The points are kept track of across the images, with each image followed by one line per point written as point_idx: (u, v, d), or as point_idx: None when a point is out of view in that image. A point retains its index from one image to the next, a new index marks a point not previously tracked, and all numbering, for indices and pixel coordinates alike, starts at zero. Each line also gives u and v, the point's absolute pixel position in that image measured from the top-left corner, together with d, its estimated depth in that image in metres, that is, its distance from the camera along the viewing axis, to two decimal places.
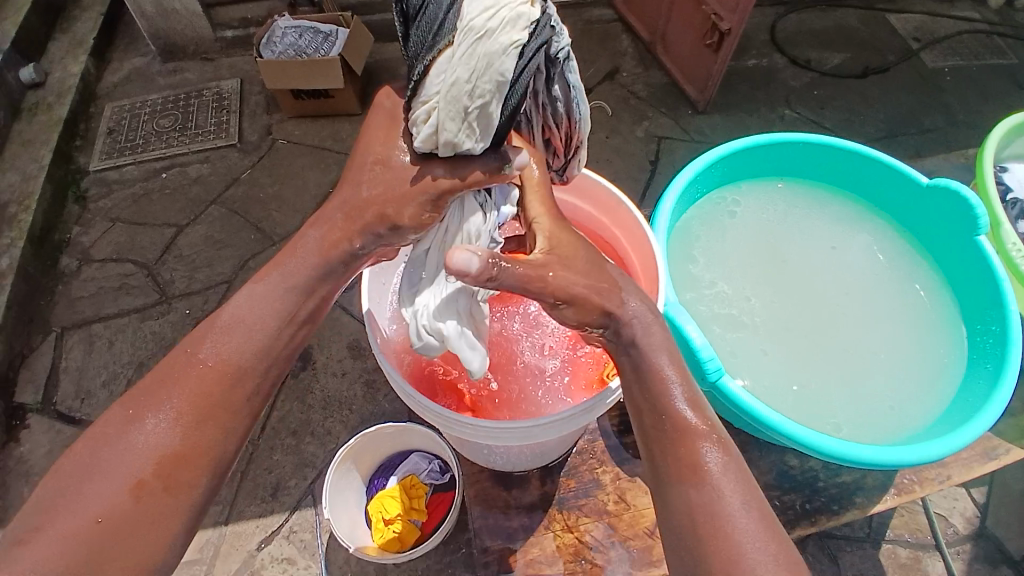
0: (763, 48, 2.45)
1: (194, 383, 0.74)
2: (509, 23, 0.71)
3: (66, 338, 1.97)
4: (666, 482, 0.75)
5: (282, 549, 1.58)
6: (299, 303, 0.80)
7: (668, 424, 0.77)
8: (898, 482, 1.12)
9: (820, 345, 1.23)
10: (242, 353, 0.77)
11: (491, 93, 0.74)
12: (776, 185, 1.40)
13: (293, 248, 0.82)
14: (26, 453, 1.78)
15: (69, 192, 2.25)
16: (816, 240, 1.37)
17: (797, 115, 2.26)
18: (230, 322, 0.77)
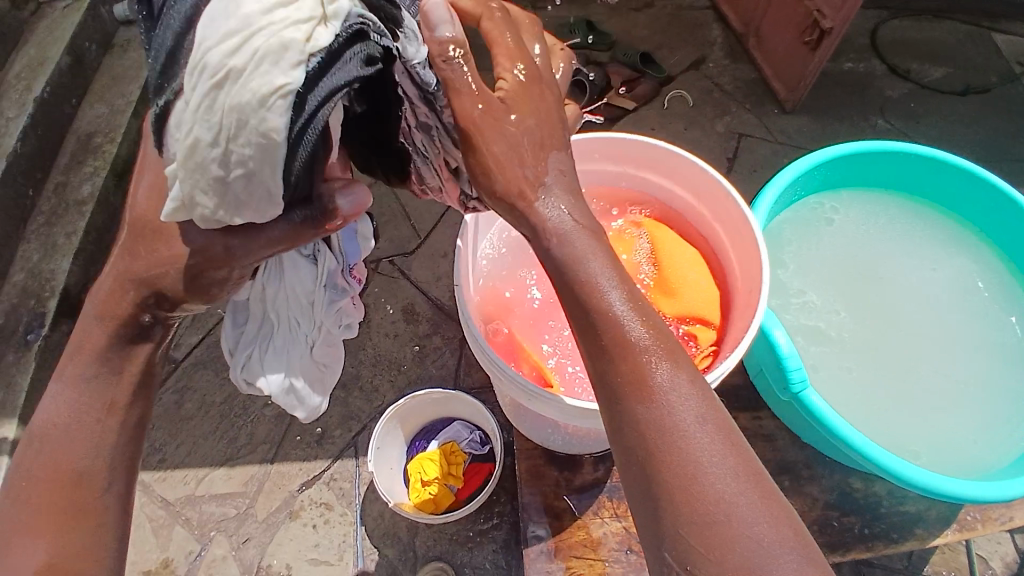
0: (861, 53, 2.33)
1: (41, 488, 0.77)
2: (266, 70, 0.56)
3: None
4: (621, 400, 0.72)
5: (321, 494, 1.63)
6: (111, 390, 0.80)
7: (608, 339, 0.73)
8: (961, 517, 1.07)
9: (904, 368, 1.18)
10: (81, 454, 0.78)
11: (252, 157, 0.59)
12: (880, 198, 1.34)
13: (78, 342, 0.80)
14: None
15: None
16: (913, 258, 1.30)
17: (889, 125, 2.16)
18: (63, 420, 0.78)
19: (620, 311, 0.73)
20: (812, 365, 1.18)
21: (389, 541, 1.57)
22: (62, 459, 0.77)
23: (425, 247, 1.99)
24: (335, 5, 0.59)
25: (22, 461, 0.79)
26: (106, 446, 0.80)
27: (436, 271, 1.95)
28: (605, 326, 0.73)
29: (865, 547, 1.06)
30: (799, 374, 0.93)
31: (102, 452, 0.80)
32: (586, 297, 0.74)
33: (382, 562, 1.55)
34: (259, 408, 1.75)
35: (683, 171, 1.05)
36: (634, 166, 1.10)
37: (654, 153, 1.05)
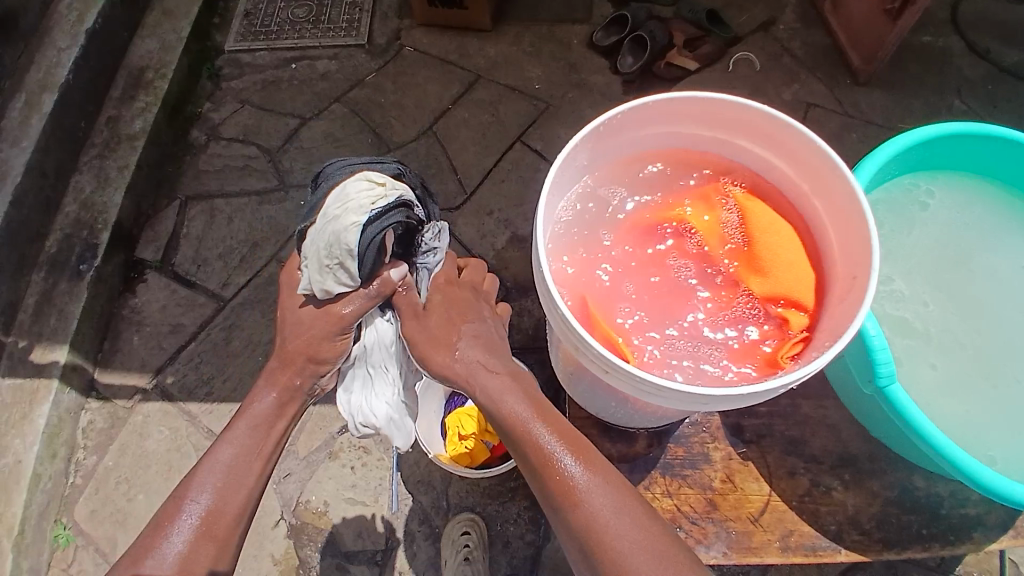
0: (943, 25, 2.18)
1: (187, 516, 0.87)
2: (353, 210, 0.92)
3: (188, 207, 2.09)
4: (558, 512, 0.83)
5: (360, 438, 1.66)
6: (261, 445, 0.93)
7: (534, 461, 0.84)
8: (1021, 525, 1.05)
9: (988, 368, 1.14)
10: (227, 499, 0.89)
11: (344, 259, 0.92)
12: (978, 184, 1.27)
13: (245, 407, 0.94)
14: (141, 304, 1.94)
15: (204, 67, 2.33)
16: (1005, 253, 1.25)
17: (967, 106, 2.04)
18: (218, 465, 0.90)
19: (537, 428, 0.86)
20: (894, 357, 1.14)
21: (424, 488, 1.60)
22: (211, 497, 0.88)
23: (471, 205, 1.98)
24: (395, 187, 0.95)
25: (180, 490, 0.89)
26: (251, 489, 0.91)
27: (481, 229, 1.94)
28: (529, 450, 0.85)
29: (921, 547, 1.04)
30: (886, 368, 0.89)
31: (241, 494, 0.90)
32: (508, 425, 0.87)
33: (416, 507, 1.59)
34: None
35: (787, 142, 0.99)
36: (733, 133, 1.05)
37: (759, 121, 0.99)
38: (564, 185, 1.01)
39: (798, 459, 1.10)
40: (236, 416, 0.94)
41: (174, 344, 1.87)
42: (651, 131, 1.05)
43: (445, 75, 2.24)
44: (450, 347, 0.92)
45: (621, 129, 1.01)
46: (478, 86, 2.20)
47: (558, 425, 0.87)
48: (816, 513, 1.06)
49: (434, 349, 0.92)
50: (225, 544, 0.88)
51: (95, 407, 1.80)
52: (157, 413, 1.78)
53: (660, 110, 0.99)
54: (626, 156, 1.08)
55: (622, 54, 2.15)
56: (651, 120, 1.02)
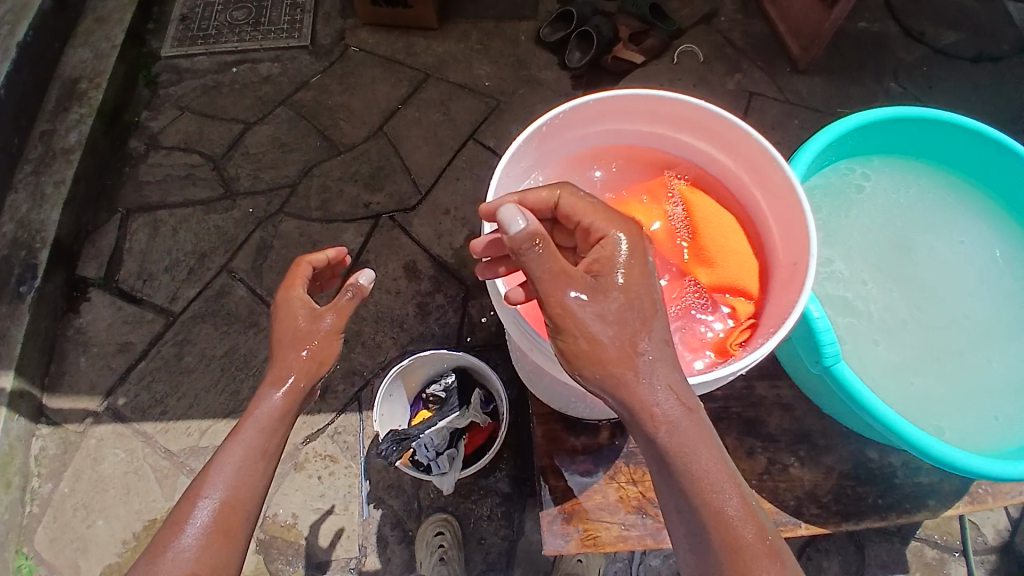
0: (877, 11, 2.25)
1: (202, 511, 0.84)
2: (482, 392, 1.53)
3: (130, 220, 2.01)
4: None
5: (326, 446, 1.63)
6: (269, 439, 0.92)
7: (707, 529, 0.76)
8: (973, 491, 1.09)
9: (929, 343, 1.19)
10: (240, 489, 0.87)
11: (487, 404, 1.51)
12: (912, 164, 1.31)
13: (254, 407, 0.94)
14: (87, 324, 1.86)
15: (140, 75, 2.25)
16: (942, 231, 1.30)
17: (902, 89, 2.11)
18: (224, 464, 0.88)
19: (730, 507, 0.76)
20: (839, 337, 1.18)
21: (394, 493, 1.58)
22: (224, 491, 0.86)
23: (427, 205, 1.96)
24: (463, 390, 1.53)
25: (191, 491, 0.87)
26: (261, 486, 0.89)
27: (438, 229, 1.92)
28: (703, 517, 0.76)
29: (879, 517, 1.08)
30: (831, 348, 0.92)
31: (250, 486, 0.88)
32: (685, 486, 0.77)
33: (387, 512, 1.57)
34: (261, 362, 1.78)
35: (725, 134, 1.00)
36: (673, 127, 1.06)
37: (696, 115, 1.01)
38: (510, 187, 1.01)
39: (756, 440, 1.12)
40: (245, 414, 0.94)
41: (124, 363, 1.80)
42: (593, 129, 1.05)
43: (393, 75, 2.21)
44: (634, 373, 0.76)
45: (562, 131, 1.01)
46: (427, 84, 2.19)
47: (740, 494, 0.77)
48: (776, 490, 1.09)
49: (615, 380, 0.76)
50: (239, 536, 0.86)
51: (46, 432, 1.72)
52: (111, 435, 1.72)
53: (599, 109, 1.00)
54: (572, 153, 1.09)
55: (570, 49, 2.16)
56: (592, 119, 1.03)
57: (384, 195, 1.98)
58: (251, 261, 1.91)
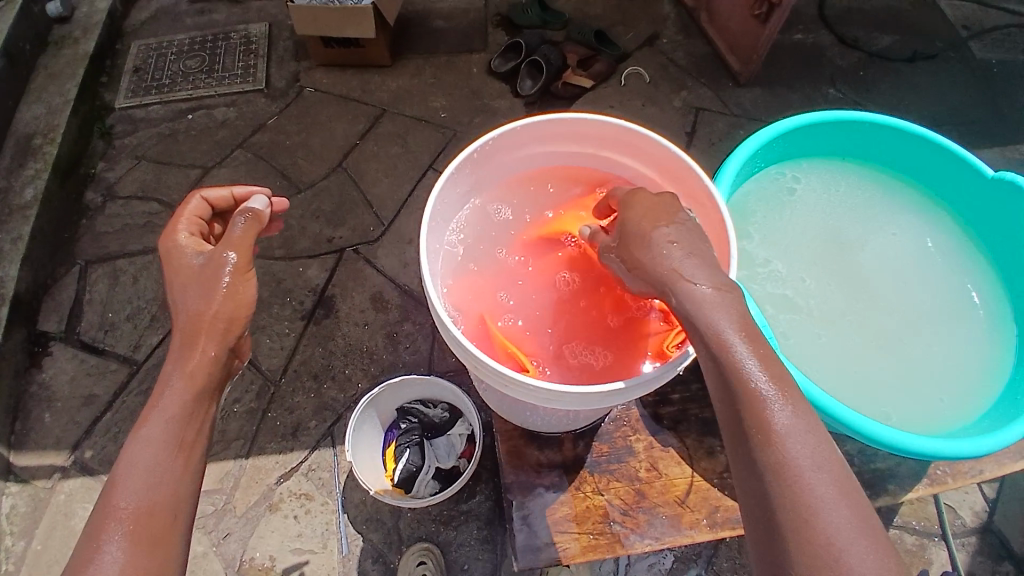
0: (810, 24, 2.37)
1: (118, 522, 0.75)
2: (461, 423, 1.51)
3: (90, 271, 1.99)
4: (785, 555, 0.67)
5: (300, 485, 1.61)
6: (183, 427, 0.83)
7: (775, 487, 0.69)
8: (932, 473, 1.12)
9: (871, 333, 1.24)
10: (153, 485, 0.78)
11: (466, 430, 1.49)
12: (837, 165, 1.38)
13: (158, 394, 0.84)
14: (49, 379, 1.82)
15: (95, 127, 2.25)
16: (875, 226, 1.35)
17: (839, 95, 2.21)
18: (133, 465, 0.78)
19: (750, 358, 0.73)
20: (782, 334, 1.22)
21: (373, 527, 1.56)
22: (139, 494, 0.77)
23: (391, 235, 1.98)
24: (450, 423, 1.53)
25: (100, 500, 0.77)
26: (181, 480, 0.80)
27: (403, 258, 1.93)
28: (774, 475, 0.70)
29: None
30: None
31: (169, 482, 0.79)
32: (761, 441, 0.71)
33: (367, 547, 1.54)
34: (230, 404, 1.71)
35: (646, 147, 1.03)
36: (600, 144, 1.08)
37: (616, 131, 1.03)
38: (446, 211, 1.04)
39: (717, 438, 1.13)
40: (153, 400, 0.84)
41: (89, 415, 1.76)
42: (524, 151, 1.09)
43: (350, 111, 2.25)
44: (710, 307, 0.74)
45: (491, 155, 1.04)
46: (383, 119, 2.22)
47: (823, 455, 0.71)
48: None
49: (699, 317, 0.74)
50: (172, 541, 0.77)
51: (14, 491, 1.67)
52: (79, 489, 1.66)
53: (527, 131, 1.03)
54: (507, 176, 1.13)
55: (521, 78, 2.22)
56: (522, 141, 1.06)
57: (347, 229, 2.00)
58: None
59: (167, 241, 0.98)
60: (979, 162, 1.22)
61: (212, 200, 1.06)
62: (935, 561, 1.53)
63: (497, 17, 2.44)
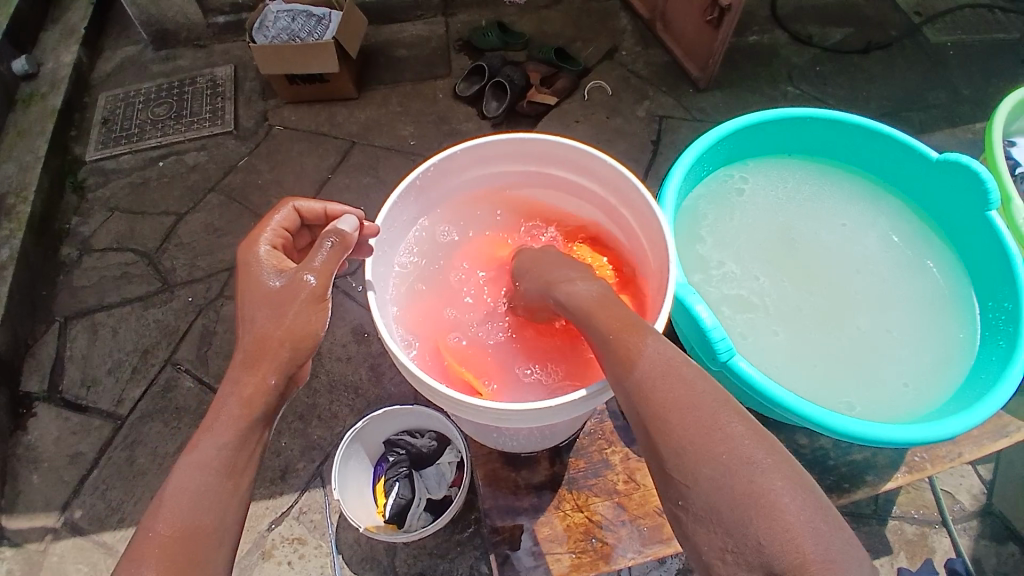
0: (765, 24, 2.41)
1: (157, 549, 0.71)
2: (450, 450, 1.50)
3: (69, 327, 1.97)
4: (677, 489, 0.66)
5: (293, 529, 1.59)
6: (238, 454, 0.78)
7: (650, 422, 0.69)
8: (909, 460, 1.11)
9: (829, 324, 1.25)
10: (198, 513, 0.73)
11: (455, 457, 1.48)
12: (784, 162, 1.40)
13: (212, 412, 0.80)
14: (35, 440, 1.80)
15: (67, 182, 2.25)
16: (826, 218, 1.37)
17: (800, 91, 2.24)
18: (178, 489, 0.74)
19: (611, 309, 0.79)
20: (741, 332, 1.23)
21: (369, 565, 1.54)
22: (183, 520, 0.73)
23: None
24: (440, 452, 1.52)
25: (141, 524, 0.73)
26: (228, 509, 0.75)
27: None
28: (652, 414, 0.70)
29: None
30: (724, 344, 0.96)
31: (216, 511, 0.74)
32: (632, 387, 0.72)
33: None
34: None
35: (585, 163, 1.04)
36: (541, 162, 1.09)
37: (555, 149, 1.05)
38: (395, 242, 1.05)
39: None
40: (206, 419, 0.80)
41: (76, 474, 1.73)
42: (467, 176, 1.10)
43: (319, 146, 2.25)
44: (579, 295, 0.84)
45: (431, 184, 1.06)
46: (353, 151, 2.23)
47: (693, 381, 0.71)
48: None
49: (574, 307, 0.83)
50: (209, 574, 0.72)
51: (7, 556, 1.64)
52: (72, 550, 1.63)
53: (465, 157, 1.05)
54: (455, 201, 1.14)
55: (486, 100, 2.24)
56: (464, 168, 1.07)
57: None
58: (195, 351, 1.88)
59: (250, 254, 0.91)
60: (920, 145, 1.24)
61: (306, 213, 1.00)
62: (939, 549, 1.52)
63: (459, 43, 2.47)
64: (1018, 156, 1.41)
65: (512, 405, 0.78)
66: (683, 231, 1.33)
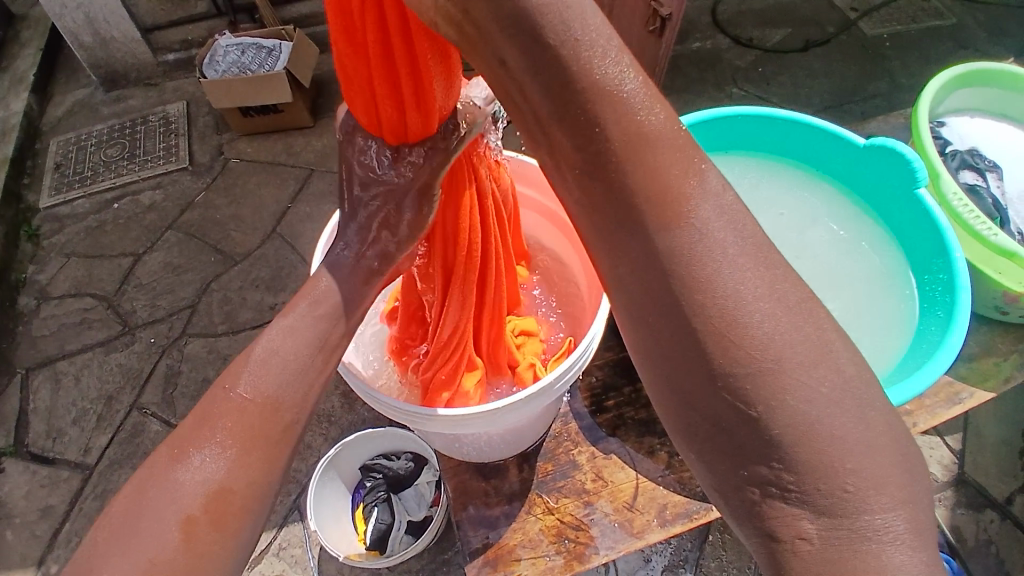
0: (707, 30, 2.48)
1: (239, 410, 0.66)
2: (428, 469, 1.48)
3: (31, 378, 1.92)
4: (734, 419, 0.46)
5: (273, 566, 1.56)
6: (327, 329, 0.73)
7: (703, 321, 0.45)
8: None
9: None
10: (281, 386, 0.68)
11: (435, 475, 1.46)
12: (723, 159, 1.44)
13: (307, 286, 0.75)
14: (4, 496, 1.74)
15: (21, 231, 2.20)
16: (764, 207, 1.41)
17: (745, 91, 2.31)
18: (267, 351, 0.69)
19: (632, 86, 0.45)
20: None
21: None
22: (266, 386, 0.67)
23: None
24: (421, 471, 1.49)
25: (219, 383, 0.68)
26: (313, 383, 0.70)
27: None
28: (717, 318, 0.45)
29: None
30: None
31: (301, 387, 0.69)
32: (683, 266, 0.45)
33: None
34: None
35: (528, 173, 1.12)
36: None
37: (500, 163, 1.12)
38: None
39: (654, 437, 1.12)
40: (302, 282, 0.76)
41: (48, 528, 1.68)
42: None
43: (278, 176, 2.24)
44: (597, 62, 0.44)
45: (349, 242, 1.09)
46: (312, 179, 2.22)
47: (762, 258, 0.46)
48: (682, 482, 1.07)
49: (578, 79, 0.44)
50: (281, 452, 0.67)
51: None
52: None
53: None
54: None
55: None
56: None
57: (288, 293, 1.97)
58: (161, 393, 1.84)
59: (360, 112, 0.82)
60: (847, 133, 1.30)
61: None
62: None
63: None
64: (947, 135, 1.48)
65: (457, 411, 0.85)
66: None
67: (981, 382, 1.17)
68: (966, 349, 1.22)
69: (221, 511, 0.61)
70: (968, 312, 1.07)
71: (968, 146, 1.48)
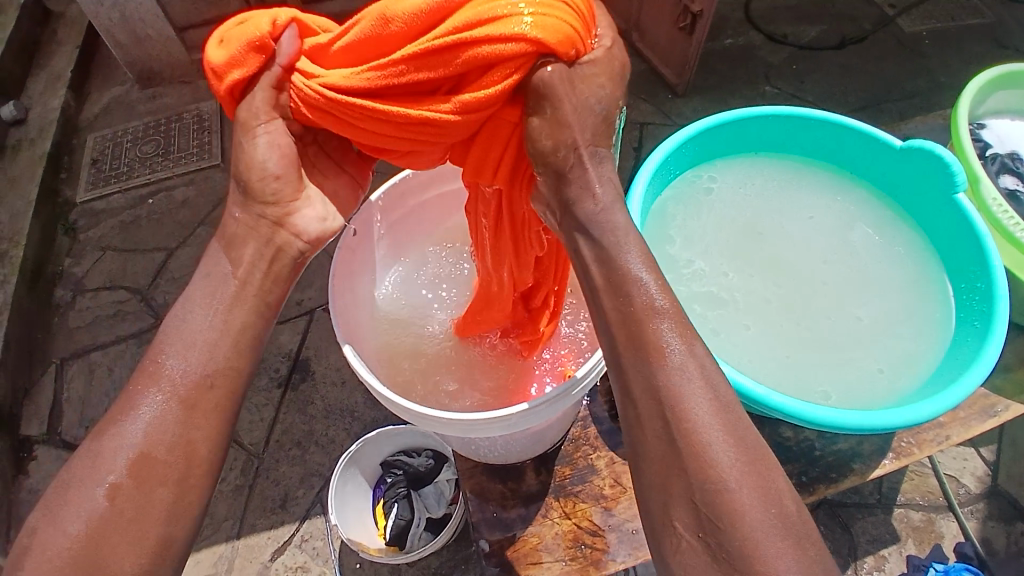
0: (739, 27, 2.44)
1: (152, 375, 0.71)
2: (446, 468, 1.49)
3: (66, 368, 1.97)
4: (706, 528, 0.62)
5: (295, 557, 1.57)
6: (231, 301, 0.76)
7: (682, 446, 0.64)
8: (896, 446, 1.10)
9: (800, 314, 1.25)
10: (191, 353, 0.72)
11: (453, 474, 1.47)
12: (751, 161, 1.41)
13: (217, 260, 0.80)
14: (38, 482, 1.79)
15: (59, 225, 2.26)
16: (795, 211, 1.38)
17: (777, 90, 2.26)
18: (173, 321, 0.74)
19: (642, 272, 0.72)
20: (713, 329, 1.23)
21: None
22: (172, 353, 0.72)
23: None
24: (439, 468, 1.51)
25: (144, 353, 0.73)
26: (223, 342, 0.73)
27: None
28: (686, 442, 0.64)
29: (807, 492, 1.06)
30: None
31: (205, 351, 0.72)
32: (665, 400, 0.66)
33: None
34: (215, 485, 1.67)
35: None
36: None
37: None
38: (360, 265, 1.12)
39: None
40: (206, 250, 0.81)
41: None
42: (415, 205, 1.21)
43: None
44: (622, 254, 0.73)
45: (384, 254, 1.20)
46: None
47: (724, 403, 0.67)
48: None
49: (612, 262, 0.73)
50: (201, 415, 0.70)
51: None
52: None
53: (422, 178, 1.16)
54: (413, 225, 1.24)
55: None
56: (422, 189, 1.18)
57: (315, 288, 1.96)
58: None
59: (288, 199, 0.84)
60: (885, 135, 1.26)
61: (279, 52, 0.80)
62: (947, 534, 1.50)
63: None
64: (986, 138, 1.43)
65: (471, 417, 0.84)
66: (653, 233, 1.33)
67: (1018, 395, 1.13)
68: (1003, 359, 1.18)
69: (143, 474, 0.66)
70: (1006, 325, 1.04)
71: (1008, 149, 1.43)
